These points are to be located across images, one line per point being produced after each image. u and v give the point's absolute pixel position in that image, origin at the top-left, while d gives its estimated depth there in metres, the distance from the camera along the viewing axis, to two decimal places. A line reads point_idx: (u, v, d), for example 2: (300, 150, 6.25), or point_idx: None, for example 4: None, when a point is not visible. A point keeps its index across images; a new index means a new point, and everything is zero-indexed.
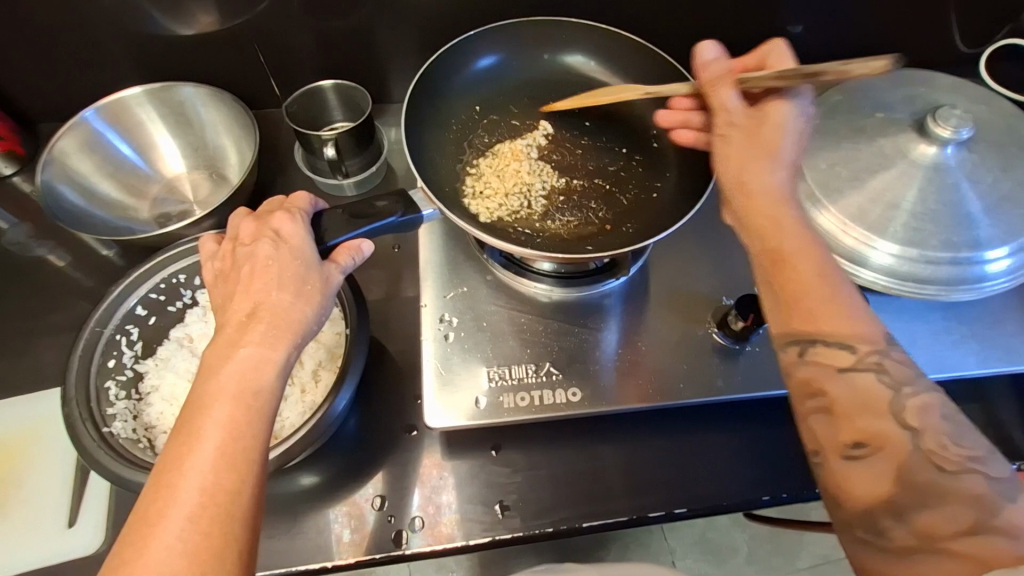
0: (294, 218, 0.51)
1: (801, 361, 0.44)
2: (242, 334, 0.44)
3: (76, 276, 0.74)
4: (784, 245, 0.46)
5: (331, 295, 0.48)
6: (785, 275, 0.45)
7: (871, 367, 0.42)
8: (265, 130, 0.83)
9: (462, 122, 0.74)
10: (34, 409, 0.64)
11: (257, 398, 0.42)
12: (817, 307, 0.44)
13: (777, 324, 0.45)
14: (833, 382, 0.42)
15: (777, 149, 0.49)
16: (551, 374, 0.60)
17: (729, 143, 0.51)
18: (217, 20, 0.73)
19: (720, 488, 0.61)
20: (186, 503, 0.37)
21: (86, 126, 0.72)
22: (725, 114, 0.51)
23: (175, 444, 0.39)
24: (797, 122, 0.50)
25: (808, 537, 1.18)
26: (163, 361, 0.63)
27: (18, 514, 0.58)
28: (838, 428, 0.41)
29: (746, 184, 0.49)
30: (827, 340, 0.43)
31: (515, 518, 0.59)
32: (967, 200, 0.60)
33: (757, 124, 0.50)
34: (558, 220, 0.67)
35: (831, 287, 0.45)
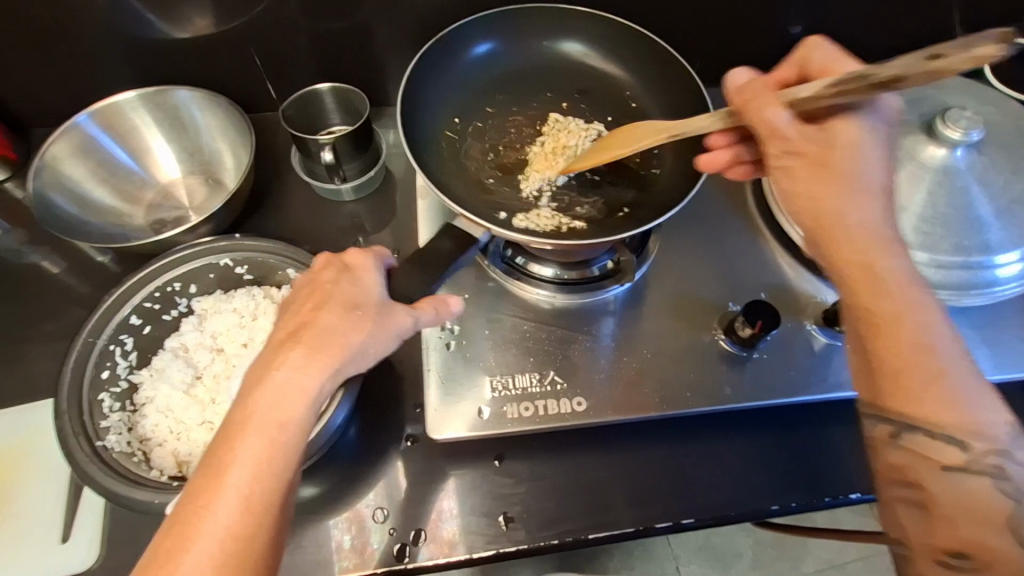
0: (369, 254, 0.51)
1: (893, 444, 0.40)
2: (285, 356, 0.43)
3: (71, 283, 0.72)
4: (879, 307, 0.42)
5: (391, 334, 0.46)
6: (884, 340, 0.41)
7: (989, 470, 0.38)
8: (262, 134, 0.82)
9: (453, 127, 0.72)
10: (26, 420, 0.63)
11: (288, 431, 0.40)
12: (919, 389, 0.40)
13: (865, 390, 0.42)
14: (932, 478, 0.40)
15: (862, 177, 0.44)
16: (554, 383, 0.59)
17: (795, 173, 0.46)
18: (212, 23, 0.72)
19: (728, 498, 0.60)
20: (201, 547, 0.36)
21: (79, 131, 0.71)
22: (780, 133, 0.46)
23: (202, 474, 0.38)
24: (870, 137, 0.45)
25: (814, 542, 1.17)
26: (157, 372, 0.61)
27: (10, 529, 0.57)
28: (934, 531, 0.39)
29: (835, 217, 0.44)
30: (932, 429, 0.39)
31: (520, 530, 0.58)
32: (977, 203, 0.59)
33: (825, 145, 0.45)
34: (586, 206, 0.66)
35: (934, 359, 0.40)
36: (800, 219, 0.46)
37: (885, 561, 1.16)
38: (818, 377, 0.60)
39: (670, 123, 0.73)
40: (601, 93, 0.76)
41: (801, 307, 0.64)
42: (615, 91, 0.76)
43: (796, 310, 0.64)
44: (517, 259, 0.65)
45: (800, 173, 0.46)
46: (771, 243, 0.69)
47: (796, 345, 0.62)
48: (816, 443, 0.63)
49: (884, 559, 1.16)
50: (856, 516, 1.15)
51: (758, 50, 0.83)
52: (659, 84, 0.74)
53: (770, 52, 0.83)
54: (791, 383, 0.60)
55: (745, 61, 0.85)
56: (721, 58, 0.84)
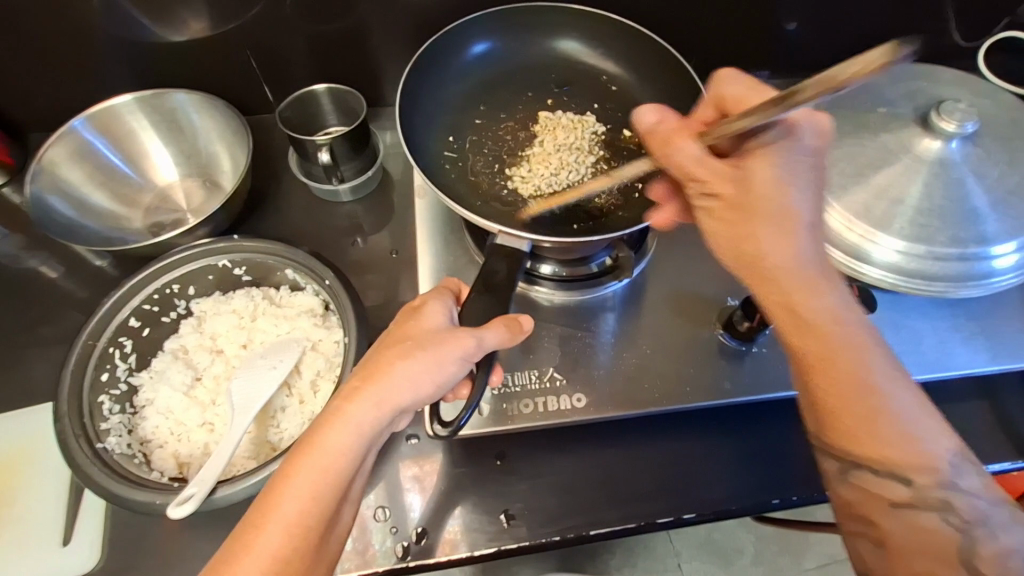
0: (439, 292, 0.52)
1: (842, 478, 0.43)
2: (347, 388, 0.45)
3: (69, 286, 0.72)
4: (814, 349, 0.42)
5: (453, 362, 0.46)
6: (819, 381, 0.42)
7: (935, 504, 0.40)
8: (259, 137, 0.82)
9: (455, 135, 0.72)
10: (26, 424, 0.63)
11: (339, 463, 0.42)
12: (859, 428, 0.41)
13: (813, 426, 0.44)
14: (886, 516, 0.42)
15: (788, 216, 0.42)
16: (554, 380, 0.59)
17: (718, 215, 0.44)
18: (208, 26, 0.72)
19: (728, 492, 0.60)
20: (249, 568, 0.39)
21: (77, 135, 0.71)
22: (698, 176, 0.44)
23: (261, 497, 0.42)
24: (785, 172, 0.42)
25: (816, 537, 1.17)
26: (157, 374, 0.61)
27: (10, 533, 0.57)
28: (891, 566, 0.41)
29: (761, 262, 0.42)
30: (875, 467, 0.41)
31: (521, 527, 0.58)
32: (972, 195, 0.59)
33: (743, 183, 0.42)
34: (605, 195, 0.66)
35: (872, 400, 0.41)
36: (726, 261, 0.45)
37: None
38: None
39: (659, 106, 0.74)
40: (582, 82, 0.76)
41: None
42: (593, 79, 0.76)
43: None
44: None
45: (721, 219, 0.44)
46: None
47: None
48: None
49: None
50: None
51: (752, 46, 0.83)
52: (653, 81, 0.74)
53: (764, 48, 0.84)
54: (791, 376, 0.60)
55: (740, 57, 0.85)
56: (716, 55, 0.84)
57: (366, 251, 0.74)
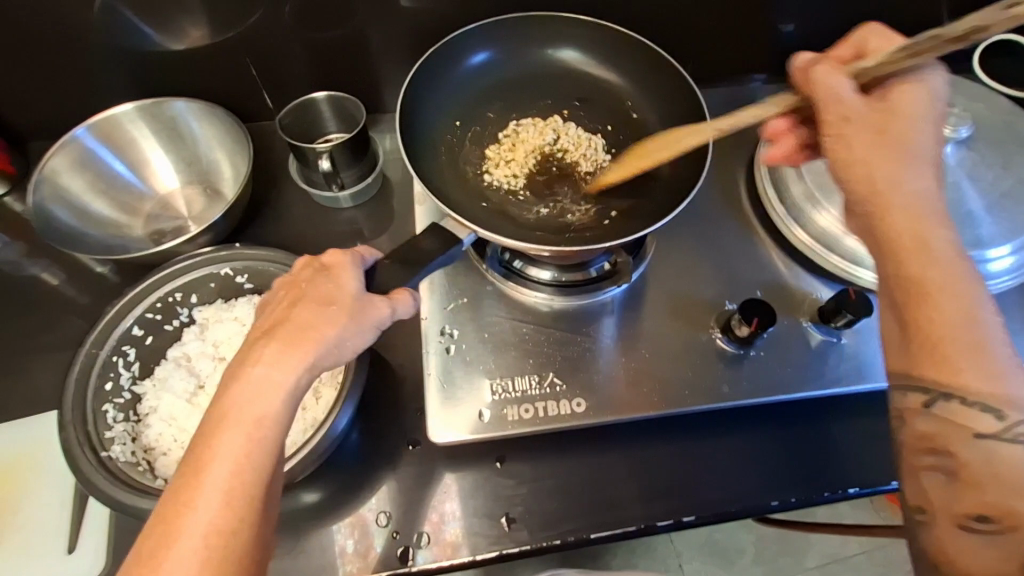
0: (348, 253, 0.51)
1: (925, 413, 0.41)
2: (258, 352, 0.43)
3: (71, 294, 0.73)
4: (925, 277, 0.41)
5: (367, 325, 0.47)
6: (927, 310, 0.41)
7: (1019, 439, 0.39)
8: (259, 143, 0.82)
9: (448, 140, 0.73)
10: (29, 433, 0.63)
11: (269, 424, 0.41)
12: (955, 351, 0.40)
13: (898, 362, 0.42)
14: (965, 447, 0.40)
15: (913, 149, 0.45)
16: (554, 385, 0.60)
17: (852, 142, 0.45)
18: (208, 34, 0.72)
19: (726, 495, 0.60)
20: (187, 544, 0.36)
21: (78, 144, 0.71)
22: (841, 109, 0.46)
23: (182, 471, 0.39)
24: (932, 108, 0.45)
25: (817, 537, 1.18)
26: (160, 382, 0.61)
27: (16, 541, 0.57)
28: (960, 497, 0.40)
29: (884, 191, 0.44)
30: (965, 397, 0.40)
31: (522, 531, 0.58)
32: (968, 198, 0.60)
33: (885, 113, 0.45)
34: (577, 213, 0.68)
35: (977, 330, 0.40)
36: (848, 190, 0.45)
37: (887, 555, 1.17)
38: (815, 373, 0.61)
39: (658, 119, 0.74)
40: (581, 93, 0.77)
41: (797, 304, 0.65)
42: (591, 89, 0.77)
43: (792, 307, 0.65)
44: (514, 263, 0.66)
45: (848, 148, 0.45)
46: (766, 241, 0.69)
47: (792, 342, 0.62)
48: (814, 437, 0.64)
49: (885, 553, 1.17)
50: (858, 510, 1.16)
51: (749, 49, 0.84)
52: (651, 88, 0.75)
53: (761, 51, 0.84)
54: (787, 379, 0.61)
55: (737, 61, 0.85)
56: (713, 58, 0.85)
57: None
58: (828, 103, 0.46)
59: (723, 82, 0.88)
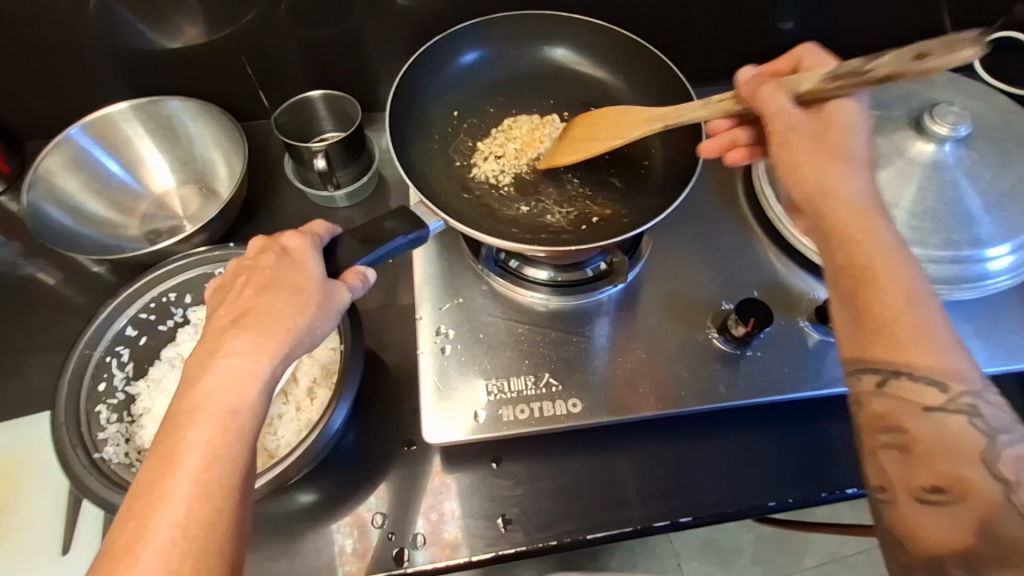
0: (306, 235, 0.50)
1: (878, 392, 0.40)
2: (222, 343, 0.42)
3: (66, 293, 0.73)
4: (870, 262, 0.42)
5: (333, 312, 0.46)
6: (871, 297, 0.41)
7: (963, 408, 0.39)
8: (255, 142, 0.82)
9: (443, 130, 0.73)
10: (24, 433, 0.63)
11: (242, 415, 0.39)
12: (900, 332, 0.40)
13: (849, 346, 0.42)
14: (915, 420, 0.39)
15: (849, 151, 0.46)
16: (549, 385, 0.59)
17: (795, 147, 0.47)
18: (203, 32, 0.72)
19: (723, 496, 0.60)
20: (159, 538, 0.34)
21: (72, 143, 0.71)
22: (783, 122, 0.48)
23: (147, 469, 0.37)
24: (864, 121, 0.47)
25: (816, 537, 1.18)
26: (154, 383, 0.61)
27: (10, 542, 0.57)
28: (915, 470, 0.38)
29: (826, 189, 0.45)
30: (913, 372, 0.39)
31: (518, 532, 0.58)
32: (966, 197, 0.59)
33: (826, 122, 0.47)
34: (557, 214, 0.66)
35: (920, 312, 0.40)
36: (795, 191, 0.47)
37: None
38: (813, 373, 0.61)
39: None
40: (575, 91, 0.76)
41: (795, 305, 0.65)
42: (586, 88, 0.76)
43: (790, 307, 0.64)
44: (511, 263, 0.66)
45: (794, 154, 0.47)
46: (764, 240, 0.69)
47: (790, 342, 0.62)
48: (811, 438, 0.63)
49: (885, 553, 1.16)
50: (856, 510, 1.16)
51: (748, 47, 0.83)
52: (646, 86, 0.74)
53: (759, 50, 0.84)
54: (785, 380, 0.60)
55: (736, 59, 0.85)
56: (711, 57, 0.84)
57: None
58: (770, 113, 0.49)
59: (721, 81, 0.88)
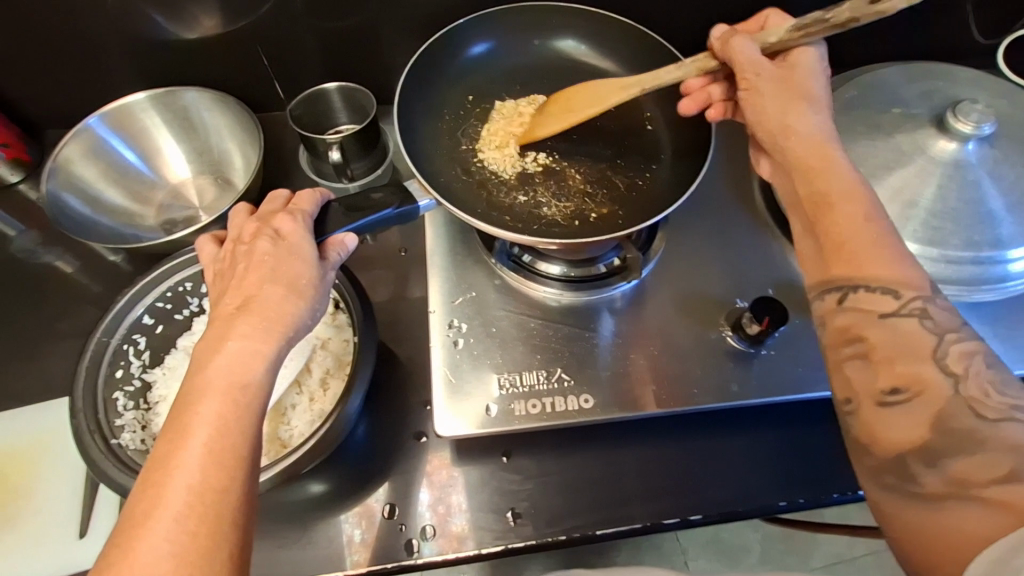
0: (297, 217, 0.49)
1: (839, 308, 0.44)
2: (229, 326, 0.42)
3: (84, 282, 0.74)
4: (828, 189, 0.47)
5: (325, 291, 0.47)
6: (828, 219, 0.46)
7: (916, 311, 0.42)
8: (269, 134, 0.82)
9: (454, 112, 0.73)
10: (43, 418, 0.64)
11: (249, 392, 0.39)
12: (859, 250, 0.44)
13: (814, 273, 0.47)
14: (872, 327, 0.42)
15: (809, 93, 0.53)
16: (561, 380, 0.59)
17: (762, 91, 0.53)
18: (219, 24, 0.72)
19: (733, 494, 0.60)
20: (174, 504, 0.34)
21: (90, 133, 0.72)
22: (750, 66, 0.54)
23: (160, 444, 0.37)
24: (822, 68, 0.54)
25: (823, 538, 1.17)
26: (171, 370, 0.62)
27: (29, 524, 0.58)
28: (876, 375, 0.41)
29: (788, 128, 0.51)
30: (869, 285, 0.43)
31: (527, 526, 0.58)
32: (989, 197, 0.58)
33: (787, 71, 0.54)
34: (554, 205, 0.65)
35: (875, 229, 0.45)
36: (760, 132, 0.53)
37: (894, 556, 1.16)
38: (826, 373, 0.60)
39: (664, 117, 0.72)
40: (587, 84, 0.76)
41: (811, 304, 0.64)
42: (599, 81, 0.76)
43: (806, 306, 0.64)
44: (523, 257, 0.66)
45: (759, 97, 0.53)
46: (778, 238, 0.68)
47: (804, 341, 0.61)
48: (823, 438, 0.63)
49: (893, 555, 1.16)
50: (865, 511, 1.15)
51: None
52: (659, 82, 0.73)
53: None
54: (799, 379, 0.60)
55: None
56: None
57: (376, 248, 0.75)
58: (739, 61, 0.54)
59: None
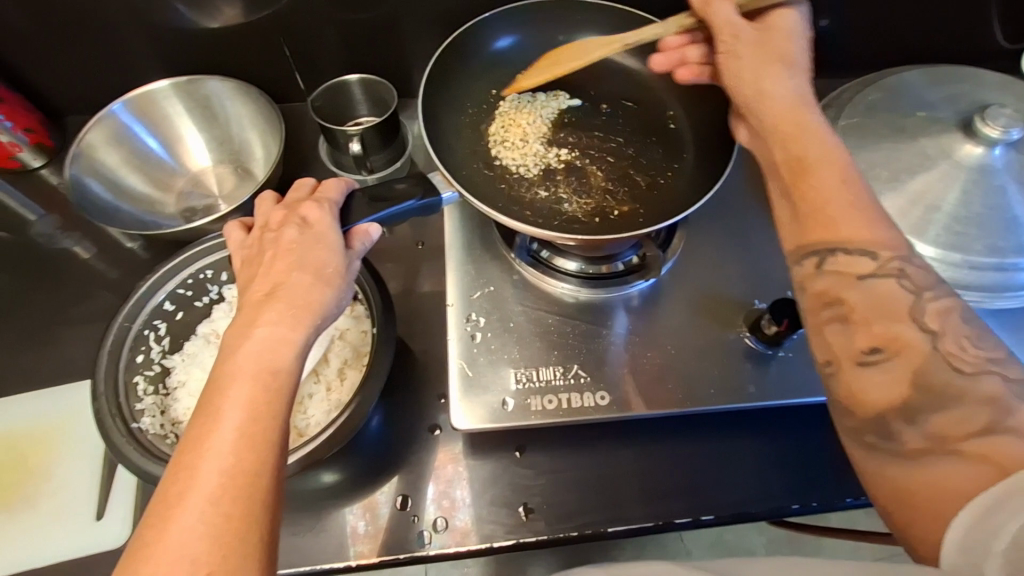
0: (323, 205, 0.49)
1: (819, 272, 0.43)
2: (258, 313, 0.42)
3: (102, 268, 0.74)
4: (805, 152, 0.47)
5: (351, 280, 0.47)
6: (806, 181, 0.46)
7: (894, 273, 0.41)
8: (290, 125, 0.83)
9: (476, 106, 0.73)
10: (61, 402, 0.65)
11: (279, 377, 0.40)
12: (834, 212, 0.44)
13: (791, 239, 0.46)
14: (851, 290, 0.42)
15: (789, 57, 0.51)
16: (578, 376, 0.59)
17: (740, 55, 0.52)
18: (242, 13, 0.72)
19: (747, 495, 0.60)
20: (207, 485, 0.35)
21: (114, 119, 0.72)
22: (732, 28, 0.53)
23: (192, 427, 0.37)
24: (801, 29, 0.53)
25: (829, 542, 1.17)
26: (189, 357, 0.63)
27: (47, 506, 0.59)
28: (855, 337, 0.40)
29: (763, 91, 0.50)
30: (847, 248, 0.43)
31: (539, 521, 0.58)
32: (1015, 204, 0.57)
33: (764, 33, 0.52)
34: (575, 202, 0.65)
35: (854, 192, 0.44)
36: (741, 96, 0.52)
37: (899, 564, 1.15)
38: None
39: (686, 116, 0.72)
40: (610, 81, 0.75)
41: None
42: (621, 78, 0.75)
43: None
44: (542, 253, 0.66)
45: (738, 61, 0.52)
46: None
47: None
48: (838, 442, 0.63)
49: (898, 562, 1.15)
50: (870, 517, 1.15)
51: None
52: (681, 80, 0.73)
53: None
54: (816, 383, 0.59)
55: None
56: None
57: (393, 241, 0.75)
58: (720, 25, 0.53)
59: None
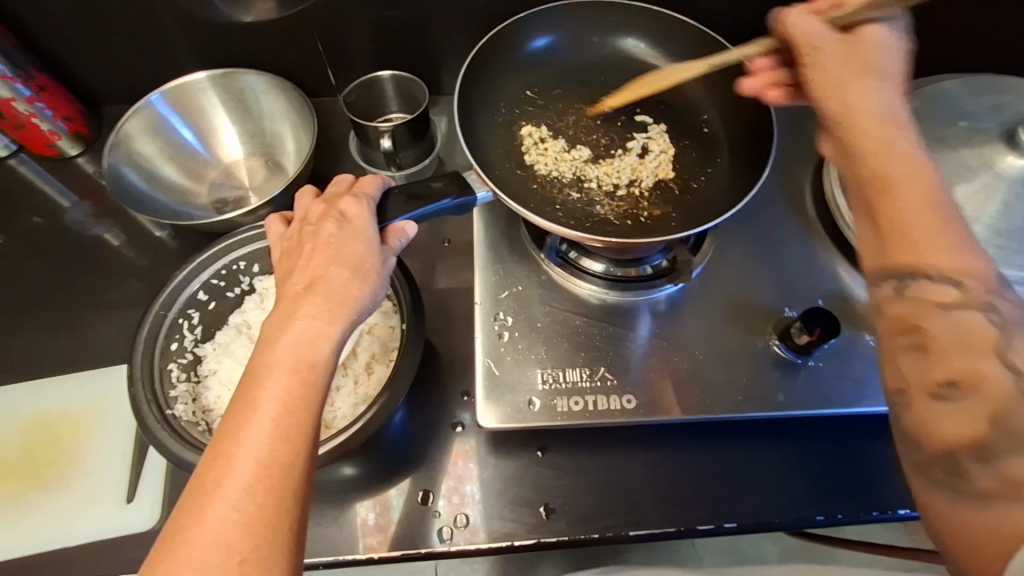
0: (362, 201, 0.50)
1: (899, 297, 0.39)
2: (297, 306, 0.43)
3: (133, 256, 0.75)
4: (890, 170, 0.41)
5: (386, 277, 0.47)
6: (887, 201, 0.41)
7: (982, 305, 0.37)
8: (321, 119, 0.83)
9: (510, 105, 0.73)
10: (93, 386, 0.66)
11: (314, 370, 0.40)
12: (922, 238, 0.39)
13: (870, 256, 0.41)
14: (933, 319, 0.37)
15: (879, 67, 0.46)
16: (604, 379, 0.59)
17: (828, 68, 0.46)
18: (277, 7, 0.73)
19: (771, 505, 0.59)
20: (242, 474, 0.35)
21: (151, 110, 0.73)
22: (814, 39, 0.47)
23: (229, 415, 0.38)
24: (897, 44, 0.47)
25: (842, 553, 1.15)
26: (222, 346, 0.64)
27: (78, 487, 0.60)
28: (931, 366, 0.37)
29: (850, 107, 0.44)
30: (930, 273, 0.38)
31: (561, 521, 0.58)
32: None
33: (852, 45, 0.47)
34: (606, 204, 0.65)
35: (943, 215, 0.39)
36: (819, 106, 0.46)
37: None
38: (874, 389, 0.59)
39: (721, 119, 0.71)
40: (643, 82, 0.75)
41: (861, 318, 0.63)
42: None
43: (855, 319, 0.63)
44: (570, 254, 0.66)
45: (822, 72, 0.46)
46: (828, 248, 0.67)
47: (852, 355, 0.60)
48: (865, 455, 0.62)
49: None
50: (884, 529, 1.14)
51: None
52: (715, 83, 0.72)
53: None
54: (846, 394, 0.59)
55: None
56: None
57: (419, 237, 0.75)
58: (805, 38, 0.48)
59: None
